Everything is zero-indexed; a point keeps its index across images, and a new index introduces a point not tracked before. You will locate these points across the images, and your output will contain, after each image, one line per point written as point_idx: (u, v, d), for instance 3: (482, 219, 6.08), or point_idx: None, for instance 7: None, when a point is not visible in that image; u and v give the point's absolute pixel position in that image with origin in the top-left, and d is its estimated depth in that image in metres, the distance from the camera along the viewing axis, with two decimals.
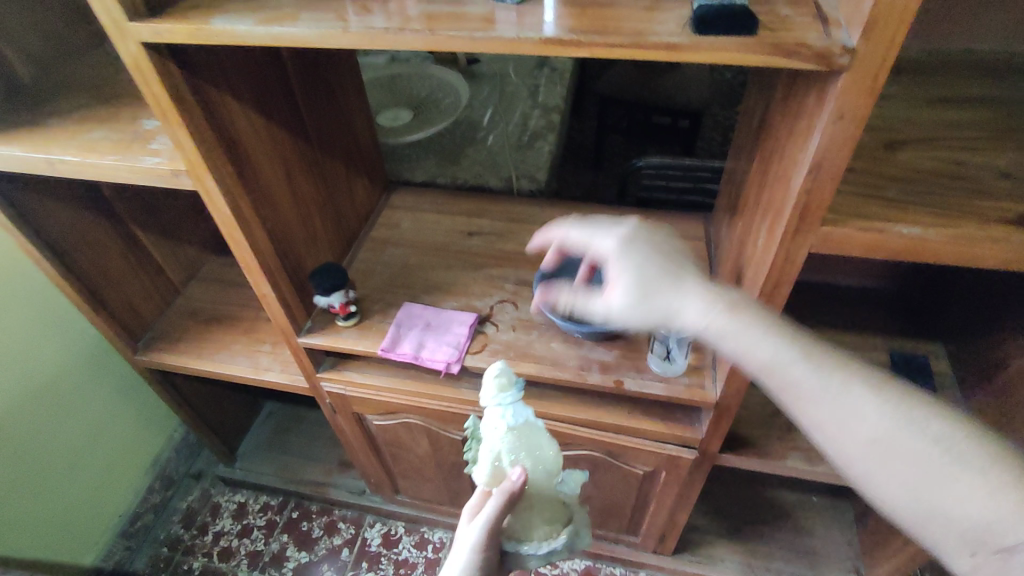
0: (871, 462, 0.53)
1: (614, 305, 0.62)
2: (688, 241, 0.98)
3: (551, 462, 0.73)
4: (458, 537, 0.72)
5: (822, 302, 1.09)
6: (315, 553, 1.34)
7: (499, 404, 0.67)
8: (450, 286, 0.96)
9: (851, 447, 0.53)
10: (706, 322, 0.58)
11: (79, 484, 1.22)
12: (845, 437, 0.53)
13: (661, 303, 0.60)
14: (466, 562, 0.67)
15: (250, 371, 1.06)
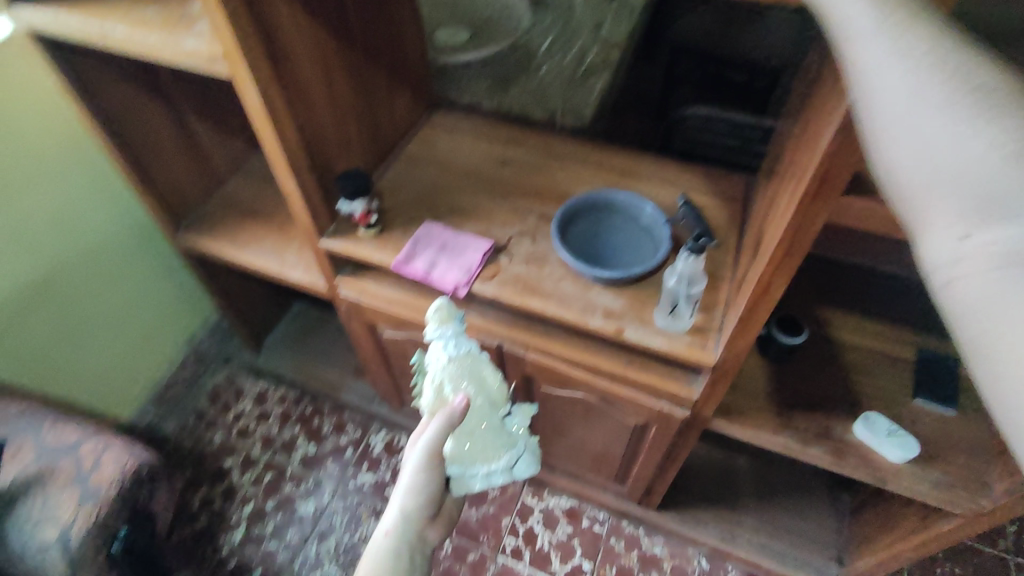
0: (938, 212, 0.34)
1: None
2: (722, 202, 0.95)
3: (495, 394, 0.79)
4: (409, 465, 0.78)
5: (858, 287, 1.03)
6: (322, 448, 1.43)
7: (440, 336, 0.73)
8: (472, 212, 0.97)
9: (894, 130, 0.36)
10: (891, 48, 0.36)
11: (120, 345, 1.32)
12: (907, 134, 0.35)
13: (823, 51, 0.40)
14: (412, 487, 0.74)
15: (276, 267, 1.11)
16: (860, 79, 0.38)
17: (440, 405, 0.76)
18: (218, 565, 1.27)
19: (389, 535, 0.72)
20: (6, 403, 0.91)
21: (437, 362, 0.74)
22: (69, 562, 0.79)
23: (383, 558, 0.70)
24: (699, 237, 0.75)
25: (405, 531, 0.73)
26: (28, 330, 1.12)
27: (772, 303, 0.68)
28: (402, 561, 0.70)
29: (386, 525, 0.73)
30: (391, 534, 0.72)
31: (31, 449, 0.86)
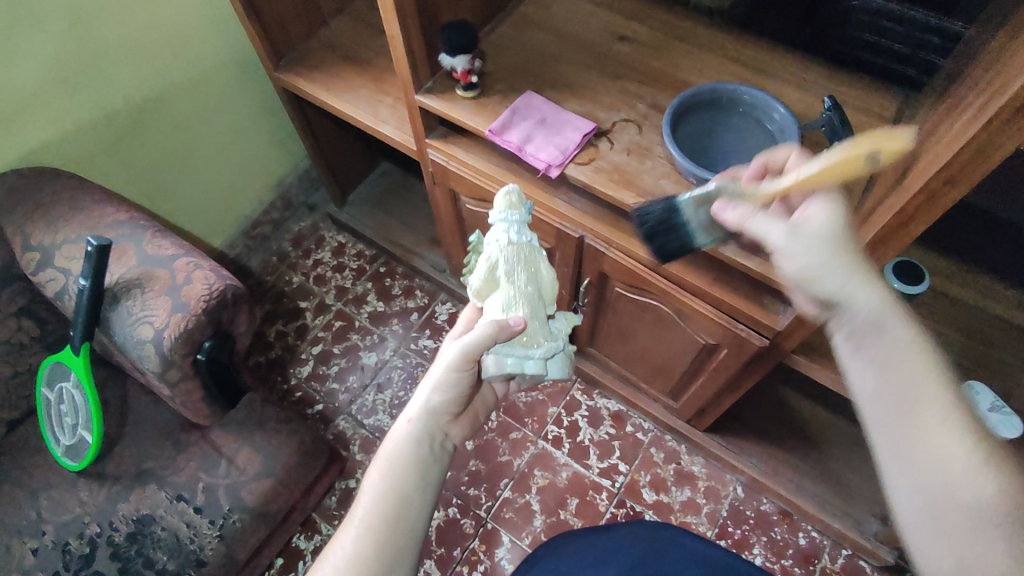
0: None
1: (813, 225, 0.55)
2: (867, 118, 0.82)
3: (545, 289, 0.76)
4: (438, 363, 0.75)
5: None
6: (389, 307, 1.49)
7: (503, 219, 0.74)
8: (578, 89, 0.89)
9: None
10: None
11: (217, 177, 1.38)
12: None
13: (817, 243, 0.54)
14: (441, 382, 0.70)
15: (368, 119, 1.09)
16: None
17: (487, 285, 0.74)
18: (286, 392, 1.39)
19: (413, 424, 0.69)
20: (114, 209, 0.98)
21: (495, 244, 0.73)
22: (161, 360, 0.88)
23: (404, 446, 0.67)
24: (834, 148, 0.65)
25: (427, 421, 0.70)
26: (138, 146, 1.17)
27: (907, 237, 0.61)
28: (423, 451, 0.67)
29: (409, 415, 0.70)
30: (414, 423, 0.69)
31: (134, 254, 0.92)
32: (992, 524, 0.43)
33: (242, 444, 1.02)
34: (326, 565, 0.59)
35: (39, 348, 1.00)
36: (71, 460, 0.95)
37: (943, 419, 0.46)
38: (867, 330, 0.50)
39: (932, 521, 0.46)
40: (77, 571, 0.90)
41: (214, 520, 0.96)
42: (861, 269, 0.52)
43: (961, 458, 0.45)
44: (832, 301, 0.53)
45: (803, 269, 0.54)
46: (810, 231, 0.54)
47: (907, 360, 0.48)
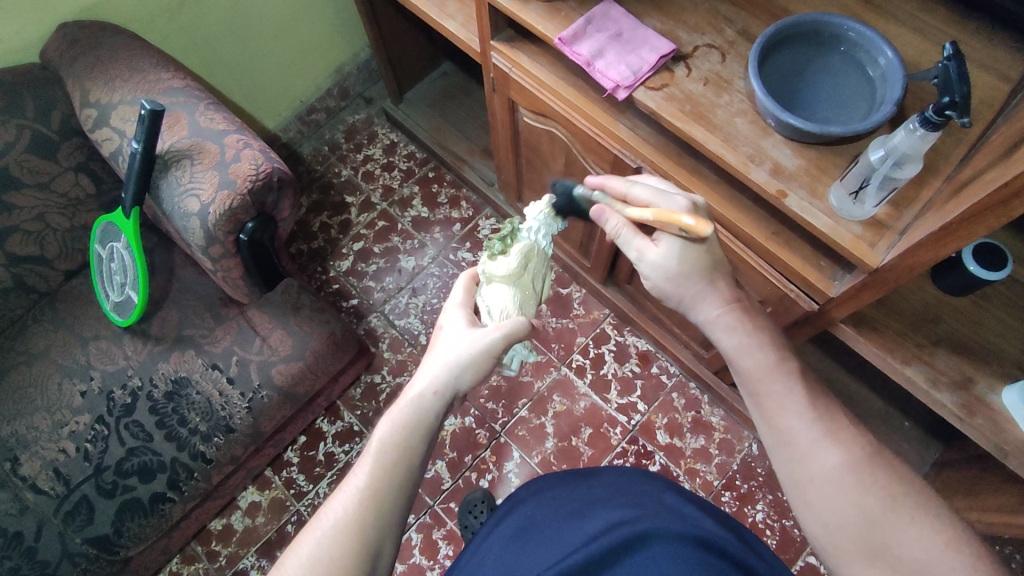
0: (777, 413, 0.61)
1: (654, 259, 0.65)
2: (990, 77, 0.71)
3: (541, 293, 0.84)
4: (456, 333, 0.68)
5: None
6: (434, 214, 1.47)
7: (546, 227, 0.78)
8: (663, 4, 0.81)
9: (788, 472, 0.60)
10: (716, 314, 0.65)
11: (277, 57, 1.35)
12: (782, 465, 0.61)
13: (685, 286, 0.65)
14: (475, 361, 0.65)
15: (434, 12, 1.02)
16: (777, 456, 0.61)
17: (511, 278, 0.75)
18: (324, 283, 1.42)
19: (439, 396, 0.63)
20: (171, 75, 0.97)
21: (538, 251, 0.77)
22: (205, 234, 0.90)
23: (423, 417, 0.61)
24: (946, 105, 0.56)
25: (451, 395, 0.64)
26: (200, 14, 1.14)
27: (1003, 218, 0.53)
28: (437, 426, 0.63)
29: (433, 383, 0.63)
30: (440, 397, 0.63)
31: (187, 124, 0.92)
32: (840, 484, 0.56)
33: (276, 325, 1.05)
34: (324, 518, 0.56)
35: (96, 206, 1.03)
36: (118, 316, 1.00)
37: (785, 404, 0.60)
38: (713, 337, 0.65)
39: (801, 488, 0.59)
40: (119, 417, 0.98)
41: (244, 392, 1.01)
42: (706, 287, 0.64)
43: (804, 433, 0.59)
44: (687, 313, 0.67)
45: (654, 283, 0.67)
46: (658, 254, 0.65)
47: (754, 360, 0.62)
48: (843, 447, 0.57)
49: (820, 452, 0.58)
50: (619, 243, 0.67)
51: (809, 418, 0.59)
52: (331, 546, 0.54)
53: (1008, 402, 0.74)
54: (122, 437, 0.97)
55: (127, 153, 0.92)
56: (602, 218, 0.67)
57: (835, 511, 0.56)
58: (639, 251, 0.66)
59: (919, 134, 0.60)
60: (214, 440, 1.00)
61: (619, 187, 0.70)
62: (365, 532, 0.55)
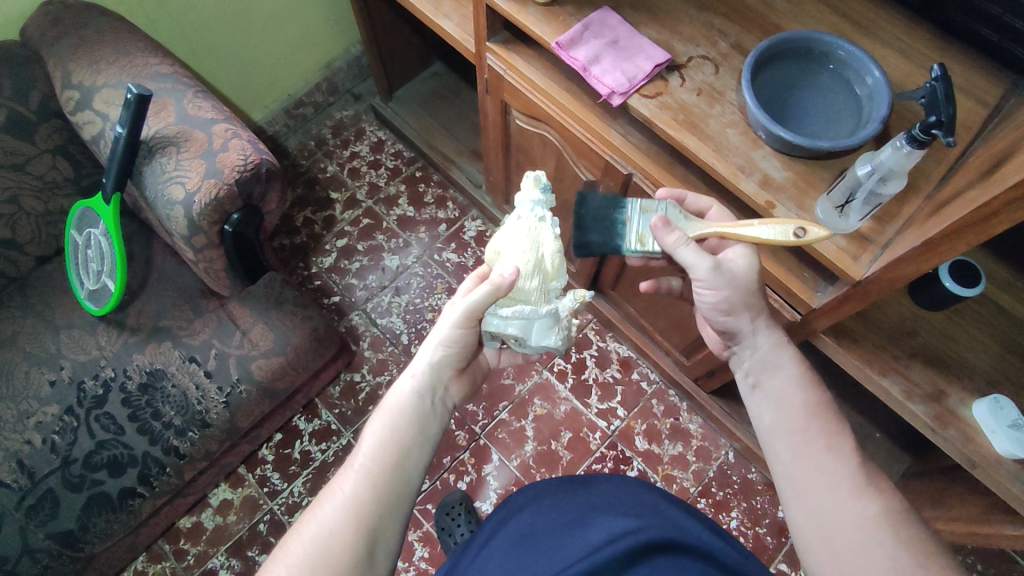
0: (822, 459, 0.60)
1: (731, 267, 0.65)
2: (969, 100, 0.74)
3: (546, 262, 0.73)
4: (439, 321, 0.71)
5: None
6: (419, 214, 1.47)
7: (519, 199, 0.75)
8: (658, 14, 0.82)
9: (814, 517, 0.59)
10: (776, 344, 0.67)
11: (266, 48, 1.33)
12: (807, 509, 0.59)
13: (756, 306, 0.67)
14: (448, 337, 0.67)
15: (430, 11, 1.02)
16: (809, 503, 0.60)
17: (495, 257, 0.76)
18: (305, 278, 1.40)
19: (418, 379, 0.65)
20: (159, 60, 0.95)
21: (517, 221, 0.74)
22: (189, 223, 0.88)
23: (409, 400, 0.63)
24: (932, 125, 0.58)
25: (433, 378, 0.66)
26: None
27: (981, 236, 0.55)
28: (425, 406, 0.64)
29: (414, 369, 0.66)
30: (420, 379, 0.65)
31: (173, 110, 0.90)
32: (872, 534, 0.56)
33: (257, 318, 1.03)
34: (326, 500, 0.57)
35: (73, 190, 1.01)
36: (93, 304, 0.97)
37: (833, 446, 0.61)
38: (770, 365, 0.67)
39: (828, 534, 0.58)
40: (89, 408, 0.94)
41: (222, 387, 0.99)
42: (765, 317, 0.68)
43: (846, 478, 0.59)
44: (744, 342, 0.68)
45: (720, 293, 0.65)
46: (738, 263, 0.66)
47: (803, 395, 0.64)
48: (882, 498, 0.58)
49: (858, 500, 0.58)
50: (681, 255, 0.64)
51: (852, 463, 0.60)
52: (330, 525, 0.55)
53: (978, 415, 0.76)
54: (91, 429, 0.94)
55: (109, 137, 0.89)
56: (661, 232, 0.65)
57: (860, 559, 0.55)
58: (715, 260, 0.64)
59: (905, 151, 0.61)
60: (189, 435, 0.98)
61: (700, 204, 0.73)
62: (361, 509, 0.56)
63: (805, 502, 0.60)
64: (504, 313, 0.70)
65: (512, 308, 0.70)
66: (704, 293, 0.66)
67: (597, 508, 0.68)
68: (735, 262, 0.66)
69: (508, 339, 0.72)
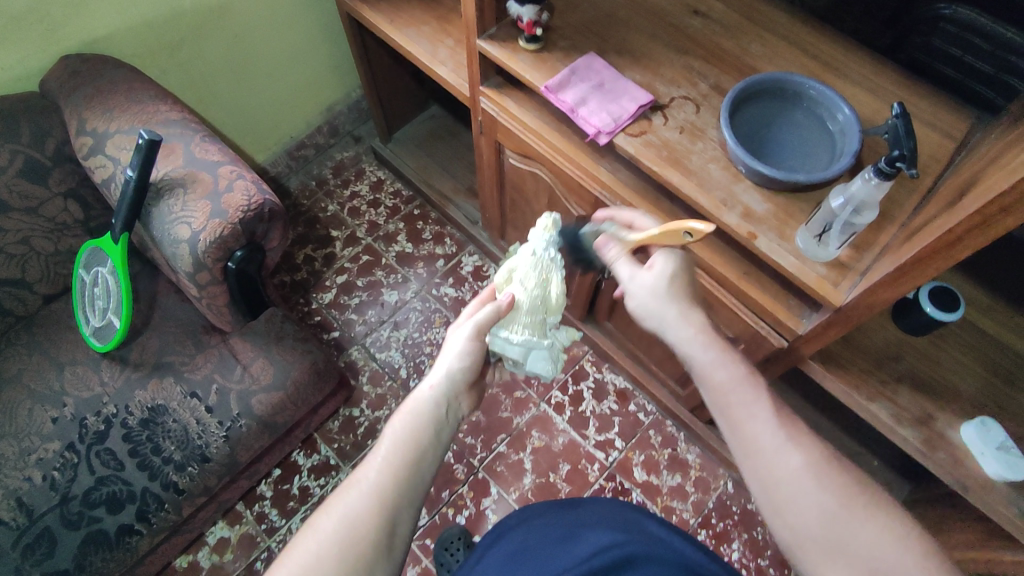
0: (773, 457, 0.59)
1: (643, 277, 0.70)
2: (937, 135, 0.78)
3: (551, 301, 0.78)
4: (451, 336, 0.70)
5: None
6: (417, 250, 1.50)
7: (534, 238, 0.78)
8: (641, 58, 0.87)
9: (782, 520, 0.58)
10: (692, 335, 0.66)
11: (270, 94, 1.39)
12: (773, 510, 0.59)
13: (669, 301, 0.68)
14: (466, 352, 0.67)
15: (426, 58, 1.08)
16: (773, 503, 0.59)
17: (506, 282, 0.80)
18: (306, 314, 1.43)
19: (435, 391, 0.64)
20: (169, 107, 1.00)
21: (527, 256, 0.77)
22: (194, 260, 0.91)
23: (428, 407, 0.63)
24: (896, 158, 0.62)
25: (450, 388, 0.65)
26: (199, 50, 1.18)
27: (946, 261, 0.58)
28: (443, 414, 0.63)
29: (431, 381, 0.65)
30: (436, 391, 0.64)
31: (182, 154, 0.94)
32: (800, 486, 0.57)
33: (259, 353, 1.05)
34: (343, 493, 0.57)
35: (82, 231, 1.04)
36: (97, 341, 1.00)
37: (752, 410, 0.62)
38: (686, 350, 0.66)
39: (769, 493, 0.59)
40: (90, 444, 0.96)
41: (222, 421, 1.01)
42: (688, 310, 0.67)
43: (766, 436, 0.60)
44: (663, 335, 0.68)
45: (638, 302, 0.70)
46: (648, 274, 0.70)
47: (730, 373, 0.64)
48: (803, 448, 0.59)
49: (782, 455, 0.59)
50: (615, 268, 0.74)
51: (768, 421, 0.61)
52: (350, 519, 0.55)
53: (965, 437, 0.78)
54: (92, 465, 0.94)
55: (120, 180, 0.93)
56: (603, 249, 0.76)
57: (797, 510, 0.57)
58: (632, 271, 0.72)
59: (874, 183, 0.65)
60: (188, 470, 0.98)
61: (627, 217, 0.79)
62: (384, 503, 0.56)
63: (768, 500, 0.59)
64: (507, 338, 0.78)
65: (513, 339, 0.78)
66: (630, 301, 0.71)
67: (582, 522, 0.70)
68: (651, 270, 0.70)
69: (507, 360, 0.80)
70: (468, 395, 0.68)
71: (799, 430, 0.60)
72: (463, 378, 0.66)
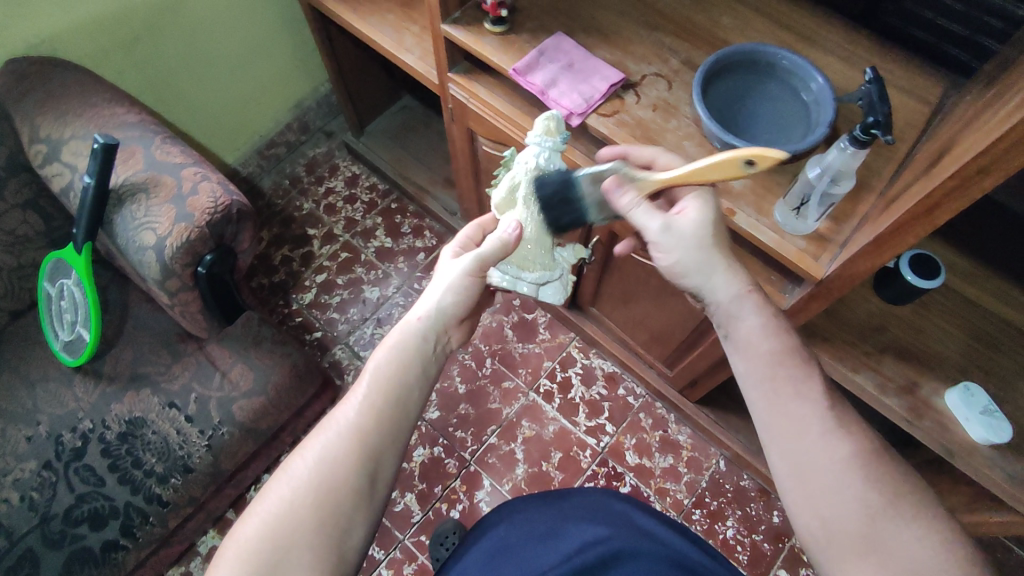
0: (814, 444, 0.57)
1: (680, 226, 0.65)
2: (911, 101, 0.77)
3: None
4: (441, 268, 0.69)
5: None
6: (397, 245, 1.48)
7: (536, 145, 0.72)
8: (611, 36, 0.85)
9: (809, 511, 0.56)
10: (738, 293, 0.64)
11: (235, 92, 1.35)
12: (801, 498, 0.56)
13: (711, 254, 0.64)
14: (456, 284, 0.65)
15: (391, 46, 1.05)
16: (804, 492, 0.56)
17: (507, 203, 0.74)
18: (286, 316, 1.40)
19: (423, 321, 0.63)
20: (125, 110, 0.96)
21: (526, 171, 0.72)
22: (161, 268, 0.88)
23: (411, 339, 0.62)
24: (872, 125, 0.61)
25: (439, 319, 0.64)
26: (157, 49, 1.14)
27: (925, 228, 0.57)
28: (429, 348, 0.63)
29: (419, 312, 0.64)
30: (424, 322, 0.63)
31: (142, 158, 0.91)
32: (843, 475, 0.55)
33: (237, 359, 1.03)
34: (323, 428, 0.57)
35: (44, 243, 1.00)
36: (68, 355, 0.97)
37: (799, 390, 0.59)
38: (733, 316, 0.64)
39: (801, 478, 0.57)
40: (67, 462, 0.93)
41: (203, 430, 0.99)
42: (730, 266, 0.65)
43: (814, 422, 0.58)
44: (705, 293, 0.66)
45: (677, 257, 0.65)
46: (686, 223, 0.64)
47: (772, 343, 0.62)
48: (852, 439, 0.56)
49: (829, 442, 0.56)
50: (636, 217, 0.65)
51: (814, 405, 0.58)
52: (326, 451, 0.55)
53: (950, 403, 0.78)
54: (71, 483, 0.92)
55: (78, 188, 0.90)
56: (614, 194, 0.65)
57: (833, 501, 0.55)
58: (663, 220, 0.64)
59: (850, 152, 0.64)
60: (171, 482, 0.97)
61: (647, 154, 0.71)
62: (364, 440, 0.56)
63: (799, 487, 0.57)
64: (513, 276, 0.76)
65: (521, 276, 0.76)
66: (661, 254, 0.67)
67: (567, 516, 0.71)
68: (688, 219, 0.65)
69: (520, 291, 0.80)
70: (458, 329, 0.67)
71: (844, 415, 0.58)
72: (454, 314, 0.65)
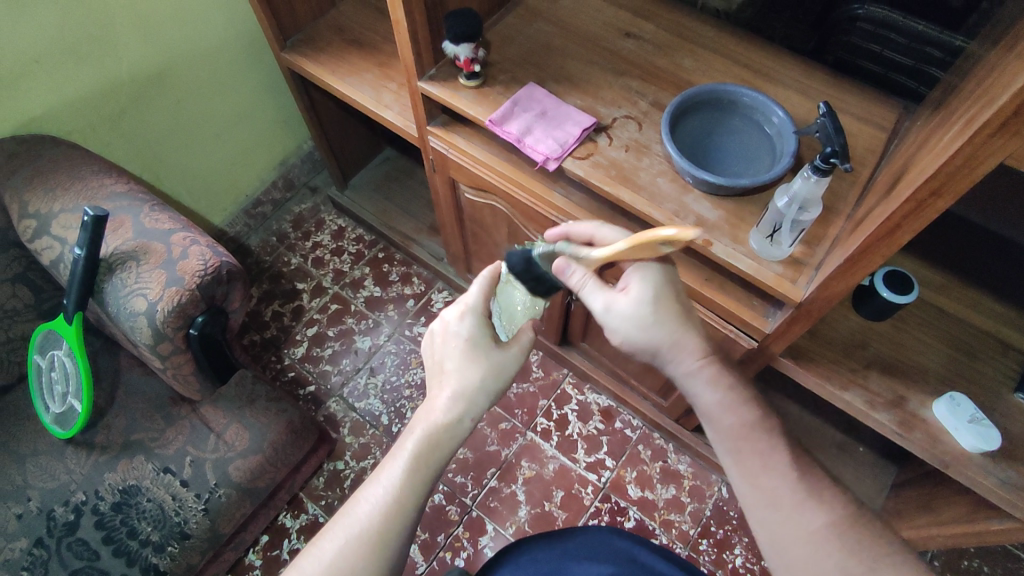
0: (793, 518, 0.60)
1: (620, 307, 0.68)
2: (868, 127, 0.81)
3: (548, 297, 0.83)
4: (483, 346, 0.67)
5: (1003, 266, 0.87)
6: (386, 293, 1.50)
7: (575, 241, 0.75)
8: (581, 83, 0.89)
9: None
10: (693, 369, 0.67)
11: (220, 155, 1.38)
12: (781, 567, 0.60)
13: (654, 333, 0.67)
14: (499, 389, 0.68)
15: (372, 104, 1.09)
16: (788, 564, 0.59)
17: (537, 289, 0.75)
18: (279, 371, 1.40)
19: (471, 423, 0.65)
20: (114, 180, 0.99)
21: None
22: (153, 333, 0.88)
23: (449, 442, 0.64)
24: (830, 154, 0.64)
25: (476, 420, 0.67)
26: (141, 120, 1.18)
27: (892, 247, 0.60)
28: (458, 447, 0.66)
29: (468, 411, 0.65)
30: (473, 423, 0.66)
31: (131, 226, 0.93)
32: (819, 542, 0.58)
33: (231, 419, 1.03)
34: (342, 527, 0.60)
35: (35, 315, 1.00)
36: (60, 427, 0.95)
37: (768, 461, 0.62)
38: (690, 389, 0.67)
39: (781, 549, 0.60)
40: (60, 537, 0.91)
41: (200, 493, 0.98)
42: (684, 339, 0.67)
43: (786, 493, 0.60)
44: (663, 366, 0.69)
45: (621, 336, 0.69)
46: (627, 302, 0.67)
47: (730, 418, 0.65)
48: (826, 508, 0.59)
49: (804, 512, 0.59)
50: (584, 295, 0.68)
51: (790, 475, 0.61)
52: (346, 558, 0.58)
53: (939, 415, 0.79)
54: (64, 559, 0.90)
55: (68, 259, 0.91)
56: (565, 273, 0.68)
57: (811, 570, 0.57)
58: (606, 301, 0.68)
59: (813, 180, 0.67)
60: (168, 550, 0.95)
61: (586, 231, 0.70)
62: (389, 550, 0.59)
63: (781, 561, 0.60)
64: None
65: None
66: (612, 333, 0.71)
67: (570, 554, 0.72)
68: (629, 297, 0.67)
69: None
70: None
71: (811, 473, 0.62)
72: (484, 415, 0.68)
